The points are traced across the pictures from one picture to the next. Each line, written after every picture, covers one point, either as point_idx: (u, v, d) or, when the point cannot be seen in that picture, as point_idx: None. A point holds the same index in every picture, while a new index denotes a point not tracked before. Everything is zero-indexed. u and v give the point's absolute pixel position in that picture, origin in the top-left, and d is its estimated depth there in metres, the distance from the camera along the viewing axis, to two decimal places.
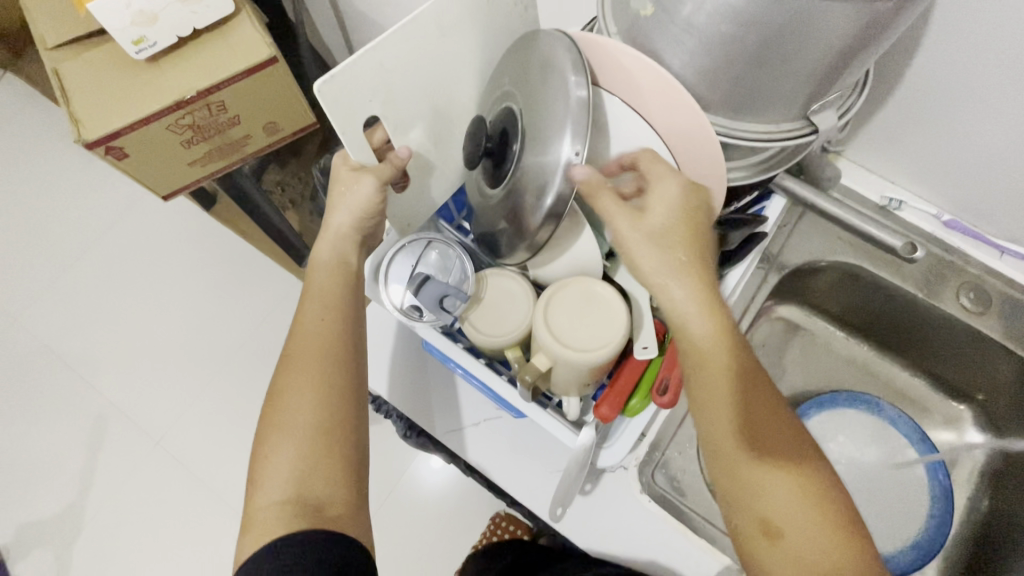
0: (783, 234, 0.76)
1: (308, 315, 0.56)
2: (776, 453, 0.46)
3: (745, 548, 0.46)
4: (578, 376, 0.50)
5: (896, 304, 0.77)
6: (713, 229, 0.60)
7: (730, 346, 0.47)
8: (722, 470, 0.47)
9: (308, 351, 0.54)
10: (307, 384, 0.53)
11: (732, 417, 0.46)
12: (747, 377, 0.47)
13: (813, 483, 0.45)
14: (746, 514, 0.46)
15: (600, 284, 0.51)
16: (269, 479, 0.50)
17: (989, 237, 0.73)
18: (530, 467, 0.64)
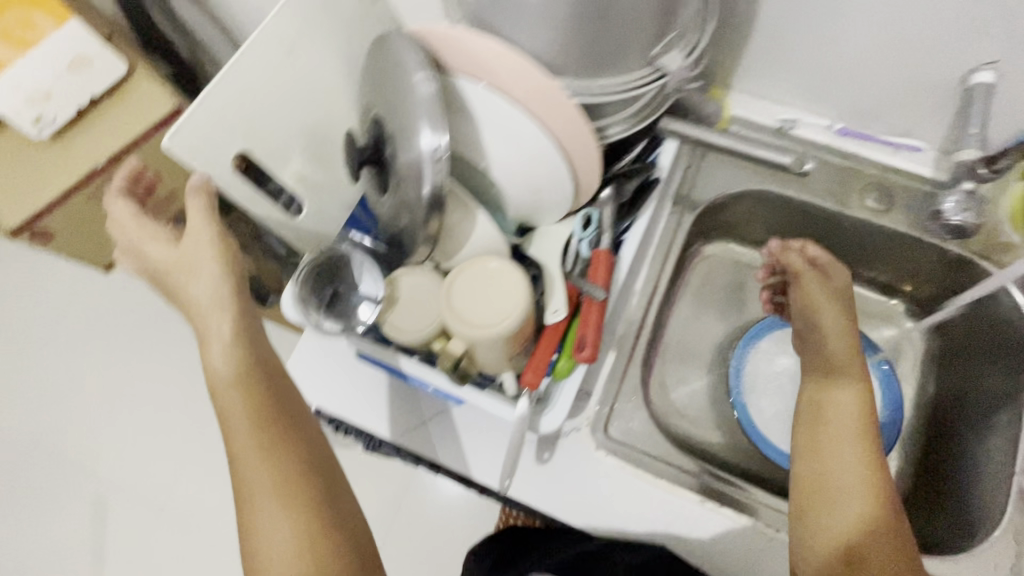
0: (689, 173, 0.77)
1: (231, 414, 0.47)
2: (867, 474, 0.56)
3: (803, 532, 0.57)
4: (497, 351, 0.52)
5: (812, 219, 0.79)
6: (606, 186, 0.62)
7: (862, 397, 0.62)
8: (814, 491, 0.57)
9: (246, 454, 0.46)
10: (261, 483, 0.45)
11: (843, 380, 0.63)
12: (872, 437, 0.59)
13: (881, 510, 0.55)
14: (828, 534, 0.55)
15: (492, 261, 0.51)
16: None
17: (880, 137, 0.76)
18: (489, 449, 0.66)
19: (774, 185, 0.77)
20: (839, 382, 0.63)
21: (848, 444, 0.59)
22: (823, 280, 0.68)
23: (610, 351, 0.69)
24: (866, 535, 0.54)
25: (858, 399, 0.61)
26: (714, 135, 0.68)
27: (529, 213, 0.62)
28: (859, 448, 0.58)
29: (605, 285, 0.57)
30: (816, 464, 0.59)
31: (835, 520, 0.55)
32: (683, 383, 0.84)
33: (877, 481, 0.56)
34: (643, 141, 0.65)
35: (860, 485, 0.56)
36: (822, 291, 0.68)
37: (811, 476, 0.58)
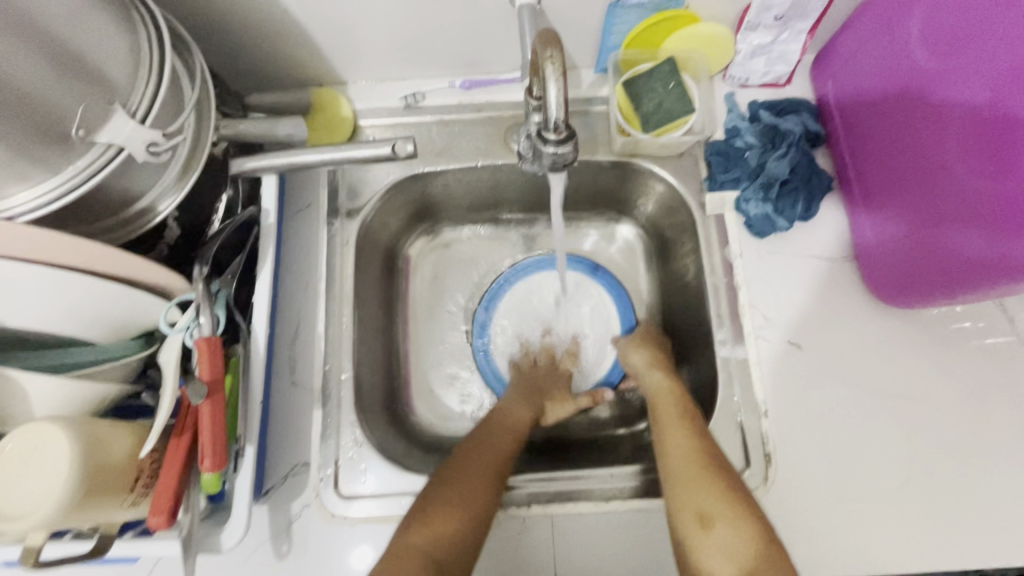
0: (335, 189, 0.72)
1: (494, 444, 0.62)
2: (697, 444, 0.56)
3: (682, 542, 0.52)
4: (92, 515, 0.45)
5: (483, 178, 0.76)
6: (196, 264, 0.55)
7: (672, 381, 0.65)
8: (663, 476, 0.56)
9: (481, 502, 0.55)
10: (456, 531, 0.53)
11: (653, 375, 0.67)
12: (688, 411, 0.60)
13: (727, 482, 0.53)
14: (682, 511, 0.53)
15: (7, 437, 0.43)
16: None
17: (500, 76, 0.74)
18: (226, 574, 0.59)
19: (422, 165, 0.73)
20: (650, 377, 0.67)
21: (675, 431, 0.58)
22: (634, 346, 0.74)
23: (314, 409, 0.64)
24: (721, 509, 0.51)
25: (678, 395, 0.63)
26: (304, 153, 0.61)
27: (121, 329, 0.54)
28: (689, 430, 0.58)
29: (211, 378, 0.51)
30: (663, 462, 0.57)
31: (694, 505, 0.52)
32: (448, 386, 0.79)
33: (705, 450, 0.56)
34: (228, 190, 0.60)
35: (692, 455, 0.55)
36: (626, 345, 0.75)
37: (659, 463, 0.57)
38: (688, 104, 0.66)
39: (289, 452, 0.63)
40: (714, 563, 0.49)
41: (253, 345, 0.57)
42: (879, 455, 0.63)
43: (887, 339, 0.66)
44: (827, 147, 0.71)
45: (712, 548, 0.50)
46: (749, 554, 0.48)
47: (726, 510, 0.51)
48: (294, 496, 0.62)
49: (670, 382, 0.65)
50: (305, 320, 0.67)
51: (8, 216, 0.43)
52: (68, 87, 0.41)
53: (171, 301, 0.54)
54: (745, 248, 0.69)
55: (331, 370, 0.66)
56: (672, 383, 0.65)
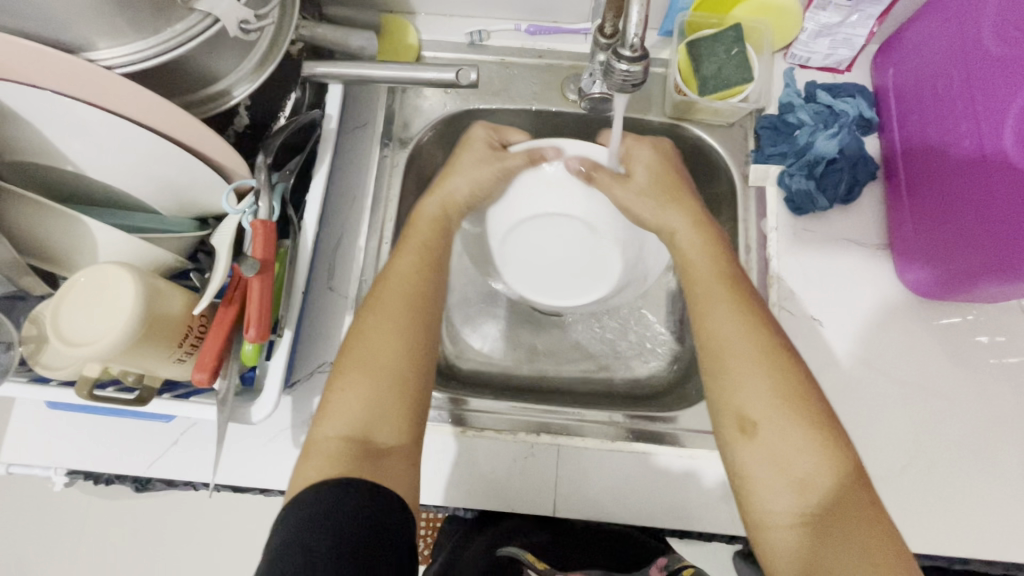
0: (391, 113, 0.74)
1: (389, 284, 0.58)
2: (747, 327, 0.53)
3: (722, 438, 0.52)
4: (145, 360, 0.49)
5: (533, 122, 0.77)
6: (260, 153, 0.58)
7: (713, 247, 0.60)
8: (707, 361, 0.54)
9: (380, 364, 0.53)
10: (368, 400, 0.51)
11: (669, 213, 0.62)
12: (738, 287, 0.56)
13: (785, 374, 0.51)
14: (727, 410, 0.51)
15: (80, 273, 0.46)
16: (335, 413, 0.51)
17: (566, 26, 0.75)
18: (247, 451, 0.63)
19: (477, 101, 0.75)
20: (681, 238, 0.61)
21: (721, 313, 0.55)
22: (621, 180, 0.64)
23: (347, 314, 0.67)
24: (774, 408, 0.49)
25: (712, 257, 0.59)
26: (370, 67, 0.65)
27: (184, 203, 0.57)
28: (735, 314, 0.54)
29: (264, 257, 0.53)
30: (707, 352, 0.54)
31: (744, 397, 0.51)
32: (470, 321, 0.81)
33: (760, 335, 0.53)
34: (296, 92, 0.63)
35: (746, 342, 0.53)
36: (627, 191, 0.64)
37: (701, 345, 0.55)
38: (748, 72, 0.67)
39: (317, 351, 0.66)
40: (757, 461, 0.49)
41: (302, 239, 0.60)
42: (886, 437, 0.64)
43: (908, 330, 0.67)
44: (878, 136, 0.72)
45: (760, 452, 0.49)
46: (804, 445, 0.48)
47: (783, 406, 0.49)
48: (319, 392, 0.65)
49: (709, 246, 0.60)
50: (348, 231, 0.70)
51: (111, 65, 0.46)
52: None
53: (230, 183, 0.55)
54: (781, 223, 0.70)
55: (366, 281, 0.69)
56: (711, 241, 0.60)
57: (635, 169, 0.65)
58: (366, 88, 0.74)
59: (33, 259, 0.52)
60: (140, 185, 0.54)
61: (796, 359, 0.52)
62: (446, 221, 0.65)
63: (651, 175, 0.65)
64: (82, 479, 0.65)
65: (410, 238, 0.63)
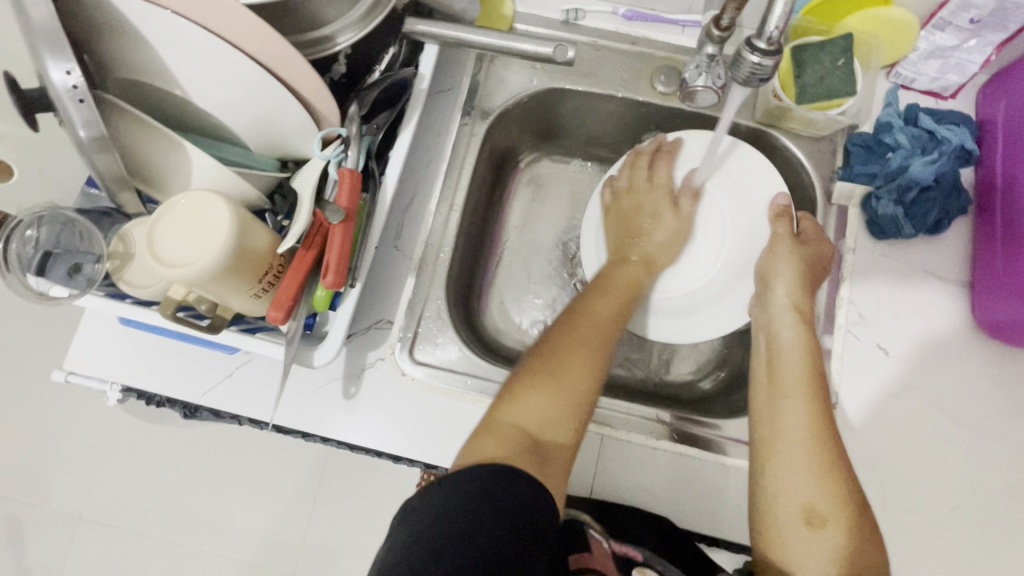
0: (476, 81, 0.74)
1: (588, 312, 0.58)
2: (819, 431, 0.53)
3: (777, 525, 0.51)
4: (228, 290, 0.49)
5: (615, 110, 0.76)
6: (353, 103, 0.58)
7: (808, 341, 0.60)
8: (763, 451, 0.55)
9: (573, 375, 0.52)
10: (553, 406, 0.50)
11: (782, 267, 0.63)
12: (818, 387, 0.56)
13: (847, 486, 0.51)
14: (788, 506, 0.51)
15: (178, 197, 0.47)
16: (522, 406, 0.50)
17: (665, 15, 0.74)
18: (298, 394, 0.64)
19: (564, 80, 0.74)
20: (773, 323, 0.62)
21: (794, 407, 0.55)
22: (791, 239, 0.65)
23: (409, 275, 0.68)
24: (841, 515, 0.50)
25: (802, 345, 0.59)
26: (469, 30, 0.64)
27: (274, 142, 0.58)
28: (811, 409, 0.54)
29: (348, 206, 0.53)
30: (776, 440, 0.54)
31: (797, 490, 0.51)
32: (522, 301, 0.81)
33: (829, 437, 0.53)
34: (393, 48, 0.63)
35: (823, 438, 0.53)
36: (782, 249, 0.64)
37: (760, 435, 0.56)
38: (851, 85, 0.64)
39: (376, 307, 0.67)
40: (808, 559, 0.49)
41: (381, 195, 0.60)
42: (938, 478, 0.62)
43: (977, 373, 0.65)
44: (973, 169, 0.69)
45: (817, 550, 0.49)
46: (850, 555, 0.48)
47: (842, 513, 0.50)
48: (373, 347, 0.66)
49: (801, 334, 0.60)
50: (420, 193, 0.70)
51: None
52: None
53: (322, 129, 0.55)
54: (859, 245, 0.68)
55: (431, 246, 0.69)
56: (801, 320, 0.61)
57: (806, 242, 0.65)
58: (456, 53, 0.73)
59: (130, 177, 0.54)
60: (237, 118, 0.54)
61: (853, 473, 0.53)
62: (640, 282, 0.65)
63: (814, 255, 0.64)
64: (137, 397, 0.67)
65: (614, 267, 0.66)
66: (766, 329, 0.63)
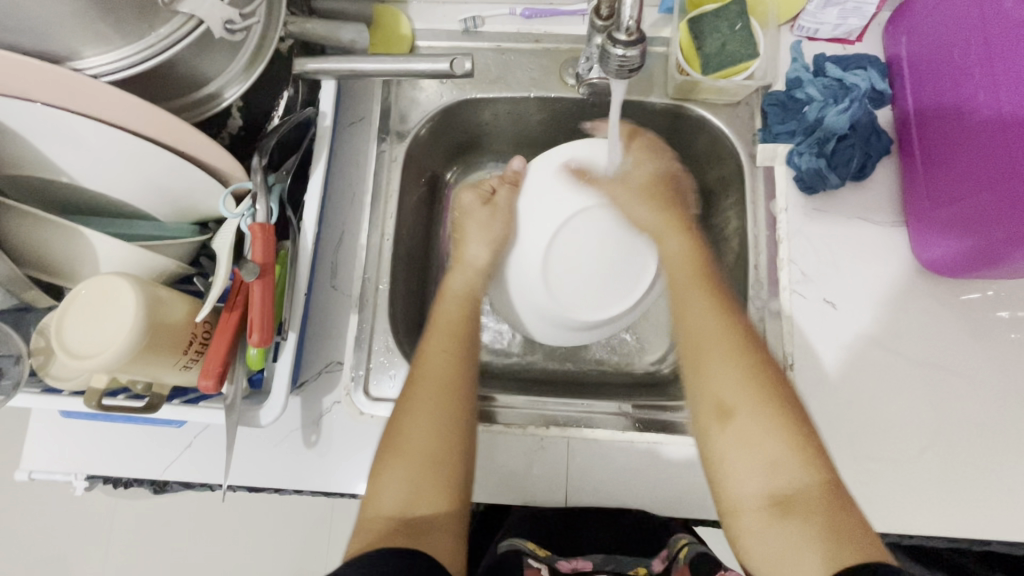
0: (386, 106, 0.73)
1: (424, 364, 0.57)
2: (722, 323, 0.54)
3: (705, 431, 0.51)
4: (151, 368, 0.49)
5: (531, 109, 0.76)
6: (255, 155, 0.57)
7: (692, 244, 0.63)
8: (683, 360, 0.55)
9: (418, 447, 0.52)
10: (411, 481, 0.51)
11: (637, 207, 0.66)
12: (715, 287, 0.57)
13: (773, 387, 0.50)
14: (706, 401, 0.52)
15: (79, 286, 0.46)
16: (382, 492, 0.51)
17: (562, 8, 0.73)
18: (260, 451, 0.64)
19: (473, 90, 0.73)
20: (665, 247, 0.63)
21: (694, 309, 0.56)
22: (609, 176, 0.66)
23: (352, 313, 0.67)
24: (754, 393, 0.50)
25: (689, 247, 0.62)
26: (362, 59, 0.64)
27: (183, 209, 0.57)
28: (712, 312, 0.55)
29: (263, 261, 0.53)
30: (687, 338, 0.55)
31: (714, 413, 0.51)
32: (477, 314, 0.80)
33: (733, 322, 0.54)
34: (289, 90, 0.62)
35: (719, 330, 0.54)
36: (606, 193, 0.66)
37: (676, 341, 0.57)
38: (752, 47, 0.64)
39: (323, 352, 0.67)
40: (744, 492, 0.48)
41: (302, 240, 0.60)
42: (902, 421, 0.63)
43: (926, 310, 0.65)
44: (891, 107, 0.69)
45: (749, 457, 0.48)
46: (781, 447, 0.47)
47: (757, 395, 0.50)
48: (326, 391, 0.65)
49: (682, 245, 0.63)
50: (349, 229, 0.70)
51: (97, 75, 0.45)
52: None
53: (227, 188, 0.55)
54: (791, 203, 0.68)
55: (369, 280, 0.68)
56: (673, 233, 0.64)
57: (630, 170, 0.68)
58: (361, 82, 0.72)
59: (31, 269, 0.52)
60: (137, 193, 0.53)
61: (776, 369, 0.52)
62: (473, 291, 0.65)
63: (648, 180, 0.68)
64: (101, 484, 0.66)
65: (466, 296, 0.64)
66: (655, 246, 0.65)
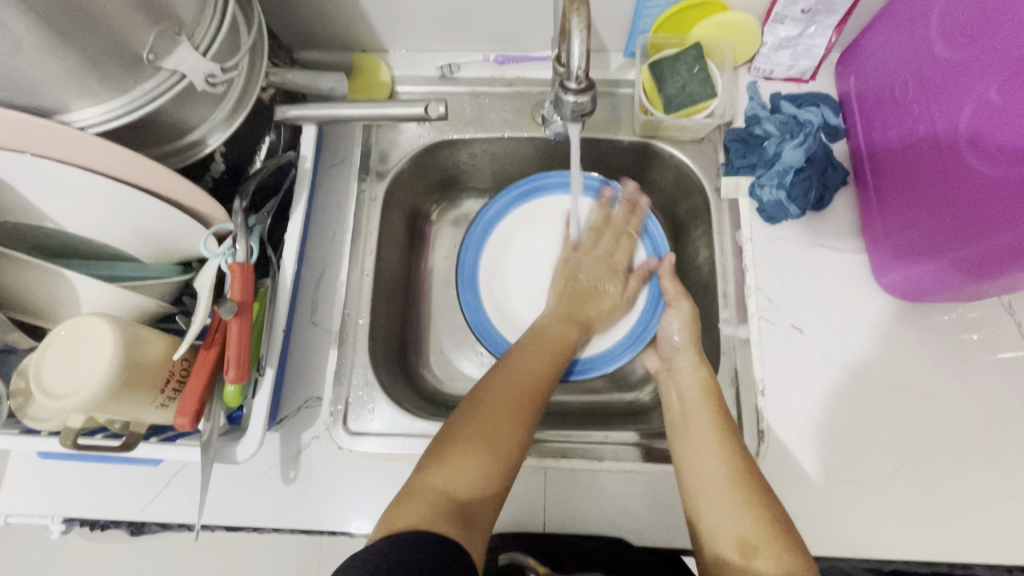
0: (368, 148, 0.76)
1: (533, 345, 0.64)
2: (734, 467, 0.54)
3: (719, 565, 0.50)
4: (128, 407, 0.50)
5: (503, 149, 0.80)
6: (236, 197, 0.60)
7: (710, 387, 0.61)
8: (691, 494, 0.55)
9: (504, 403, 0.56)
10: (480, 461, 0.52)
11: (686, 371, 0.64)
12: (727, 427, 0.57)
13: (789, 539, 0.49)
14: (722, 539, 0.50)
15: (58, 328, 0.48)
16: (451, 457, 0.52)
17: (533, 54, 0.78)
18: (239, 490, 0.64)
19: (451, 132, 0.77)
20: (680, 380, 0.64)
21: (704, 452, 0.56)
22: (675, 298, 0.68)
23: (331, 347, 0.68)
24: (775, 541, 0.48)
25: (709, 397, 0.60)
26: (342, 105, 0.68)
27: (164, 249, 0.59)
28: (722, 453, 0.55)
29: (241, 298, 0.54)
30: (701, 480, 0.54)
31: (725, 533, 0.50)
32: (460, 347, 0.81)
33: (745, 470, 0.54)
34: (271, 134, 0.65)
35: (735, 474, 0.53)
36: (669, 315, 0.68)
37: (680, 473, 0.57)
38: (710, 89, 0.68)
39: (303, 387, 0.67)
40: None
41: (282, 278, 0.62)
42: (873, 445, 0.64)
43: (891, 334, 0.67)
44: (846, 140, 0.73)
45: None
46: None
47: (774, 538, 0.49)
48: (306, 427, 0.66)
49: (704, 388, 0.61)
50: (330, 266, 0.72)
51: (84, 126, 0.48)
52: (146, 18, 0.44)
53: (210, 229, 0.57)
54: (756, 234, 0.71)
55: (349, 314, 0.70)
56: (706, 383, 0.62)
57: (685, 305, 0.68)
58: (344, 125, 0.76)
59: (16, 312, 0.54)
60: (123, 236, 0.55)
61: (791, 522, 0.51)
62: (576, 336, 0.67)
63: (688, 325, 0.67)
64: (78, 527, 0.65)
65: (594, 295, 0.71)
66: (673, 389, 0.64)
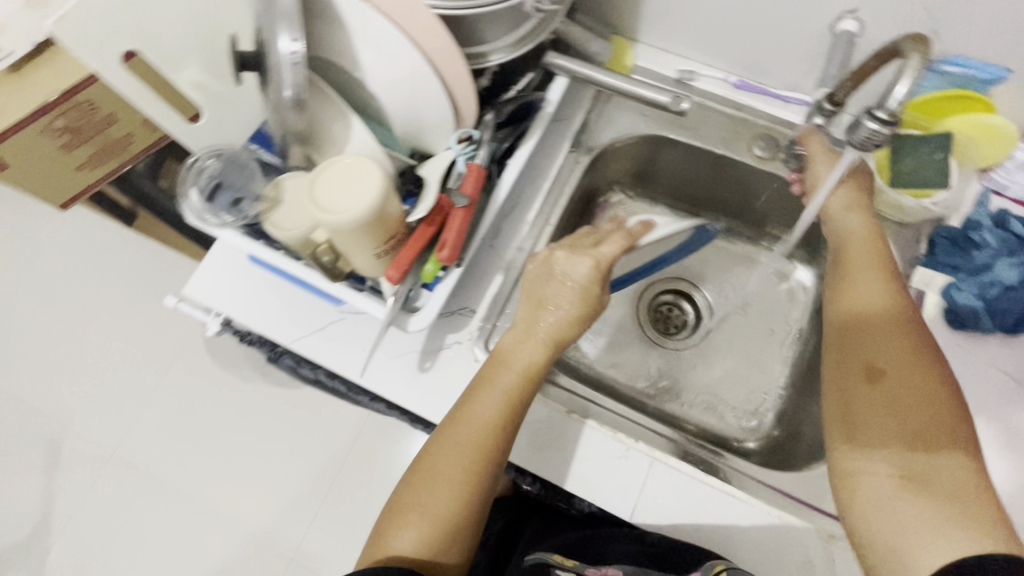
0: (589, 117, 0.82)
1: (486, 384, 0.60)
2: (890, 302, 0.60)
3: (850, 389, 0.57)
4: (360, 245, 0.56)
5: (702, 163, 0.83)
6: (489, 112, 0.67)
7: (875, 228, 0.66)
8: (841, 320, 0.62)
9: (446, 472, 0.56)
10: (427, 531, 0.54)
11: (853, 215, 0.68)
12: (893, 271, 0.63)
13: (950, 399, 0.54)
14: (852, 364, 0.58)
15: (342, 158, 0.55)
16: (402, 522, 0.55)
17: (772, 90, 0.81)
18: (378, 357, 0.69)
19: (669, 130, 0.81)
20: (844, 217, 0.68)
21: (869, 292, 0.61)
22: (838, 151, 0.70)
23: (497, 273, 0.74)
24: (921, 381, 0.54)
25: (873, 245, 0.65)
26: (598, 71, 0.72)
27: (414, 132, 0.66)
28: (884, 293, 0.61)
29: (472, 195, 0.61)
30: (855, 327, 0.60)
31: (883, 366, 0.56)
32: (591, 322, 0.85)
33: (906, 317, 0.59)
34: (532, 73, 0.72)
35: (897, 320, 0.59)
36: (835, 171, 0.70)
37: (831, 309, 0.64)
38: (943, 178, 0.69)
39: (462, 296, 0.73)
40: (877, 461, 0.53)
41: (495, 195, 0.68)
42: None
43: None
44: None
45: (908, 434, 0.53)
46: (926, 428, 0.52)
47: (924, 380, 0.54)
48: (452, 330, 0.71)
49: (868, 228, 0.66)
50: (521, 204, 0.77)
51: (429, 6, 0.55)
52: None
53: (462, 128, 0.64)
54: (934, 330, 0.69)
55: (523, 251, 0.75)
56: (871, 225, 0.66)
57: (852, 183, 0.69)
58: (578, 89, 0.82)
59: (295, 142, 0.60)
60: (395, 106, 0.63)
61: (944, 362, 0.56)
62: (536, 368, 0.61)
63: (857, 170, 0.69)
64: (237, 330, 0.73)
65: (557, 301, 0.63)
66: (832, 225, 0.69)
